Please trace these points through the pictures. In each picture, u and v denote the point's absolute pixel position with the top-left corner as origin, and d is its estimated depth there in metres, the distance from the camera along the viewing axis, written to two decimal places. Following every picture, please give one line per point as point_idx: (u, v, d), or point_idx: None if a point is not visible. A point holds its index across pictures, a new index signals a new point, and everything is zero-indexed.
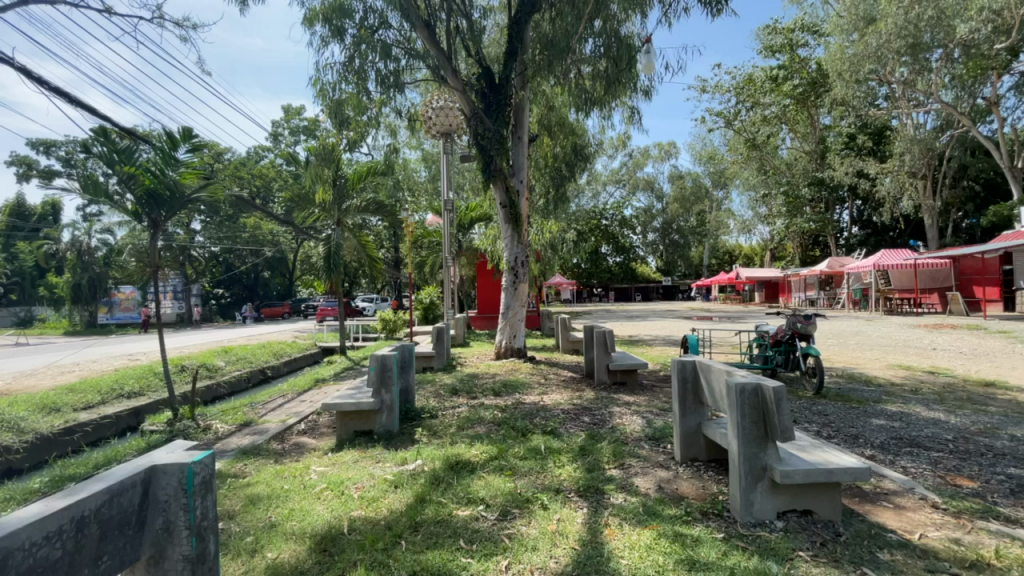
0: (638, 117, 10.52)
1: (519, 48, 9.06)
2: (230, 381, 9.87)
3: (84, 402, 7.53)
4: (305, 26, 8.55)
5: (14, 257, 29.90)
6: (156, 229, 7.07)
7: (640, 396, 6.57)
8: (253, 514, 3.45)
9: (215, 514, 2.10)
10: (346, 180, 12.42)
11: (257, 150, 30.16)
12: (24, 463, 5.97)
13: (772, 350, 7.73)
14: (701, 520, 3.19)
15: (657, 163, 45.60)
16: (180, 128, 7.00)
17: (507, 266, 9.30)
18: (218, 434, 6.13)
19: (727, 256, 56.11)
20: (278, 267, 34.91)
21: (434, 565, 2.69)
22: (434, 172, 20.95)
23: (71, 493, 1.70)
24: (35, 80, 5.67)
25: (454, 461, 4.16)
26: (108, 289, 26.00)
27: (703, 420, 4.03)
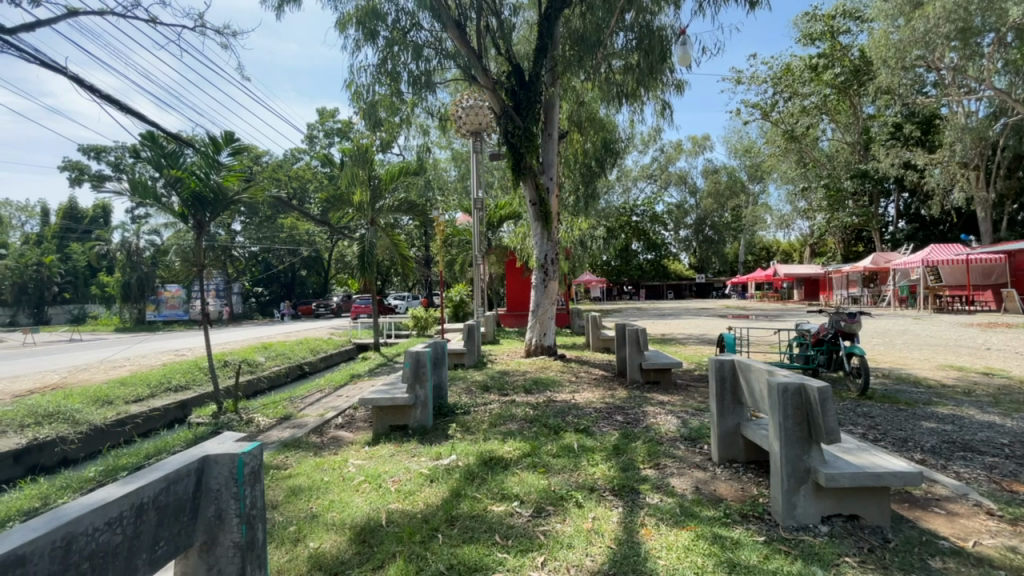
0: (670, 110, 10.35)
1: (549, 45, 9.03)
2: (270, 376, 10.22)
3: (135, 395, 7.92)
4: (339, 29, 8.75)
5: (69, 258, 31.67)
6: (201, 229, 7.37)
7: (674, 395, 6.44)
8: (295, 505, 3.56)
9: (263, 504, 2.17)
10: (379, 180, 12.68)
11: (293, 153, 31.01)
12: (79, 452, 6.40)
13: (813, 350, 7.48)
14: (741, 523, 3.10)
15: (689, 158, 44.58)
16: (222, 132, 7.27)
17: (537, 264, 9.27)
18: (260, 427, 6.34)
19: (763, 252, 54.51)
20: (314, 266, 35.90)
21: (470, 560, 2.72)
22: (464, 170, 21.14)
23: (131, 481, 1.79)
24: (88, 88, 5.98)
25: (487, 456, 4.20)
26: (155, 288, 27.33)
27: (742, 421, 3.91)
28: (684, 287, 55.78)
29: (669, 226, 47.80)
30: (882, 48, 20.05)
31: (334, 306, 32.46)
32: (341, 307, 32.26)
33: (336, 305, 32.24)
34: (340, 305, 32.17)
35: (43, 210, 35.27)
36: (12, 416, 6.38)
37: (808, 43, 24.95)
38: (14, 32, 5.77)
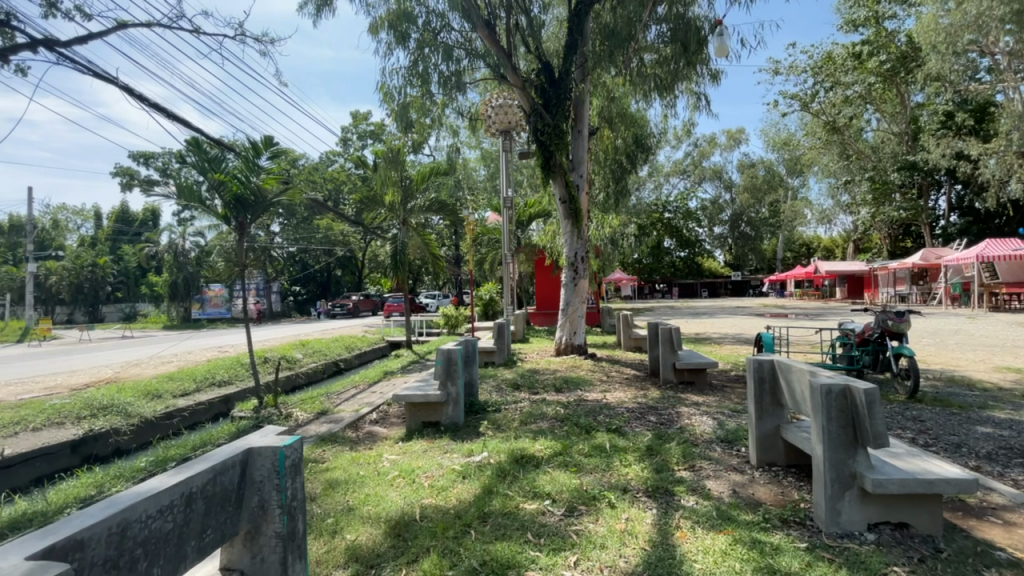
0: (705, 102, 10.13)
1: (579, 41, 8.96)
2: (307, 372, 10.54)
3: (182, 389, 8.30)
4: (372, 34, 8.92)
5: (121, 259, 33.42)
6: (242, 231, 7.65)
7: (709, 396, 6.31)
8: (332, 498, 3.66)
9: (303, 496, 2.24)
10: (411, 180, 12.87)
11: (328, 156, 31.81)
12: (132, 443, 6.77)
13: (857, 350, 7.15)
14: (781, 528, 3.00)
15: (724, 152, 43.35)
16: (262, 137, 7.51)
17: (567, 262, 9.22)
18: (298, 422, 6.55)
19: (803, 248, 52.57)
20: (348, 266, 36.79)
21: (503, 556, 2.73)
22: (493, 169, 21.27)
23: (181, 471, 1.88)
24: (138, 97, 6.29)
25: (519, 454, 4.21)
26: (200, 287, 28.62)
27: (782, 422, 3.79)
28: (719, 285, 54.30)
29: (702, 222, 46.72)
30: (930, 32, 19.05)
31: (350, 307, 31.83)
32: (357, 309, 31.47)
33: (351, 307, 31.46)
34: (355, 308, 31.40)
35: (98, 214, 37.41)
36: (71, 408, 6.79)
37: (852, 30, 23.89)
38: (70, 45, 6.13)
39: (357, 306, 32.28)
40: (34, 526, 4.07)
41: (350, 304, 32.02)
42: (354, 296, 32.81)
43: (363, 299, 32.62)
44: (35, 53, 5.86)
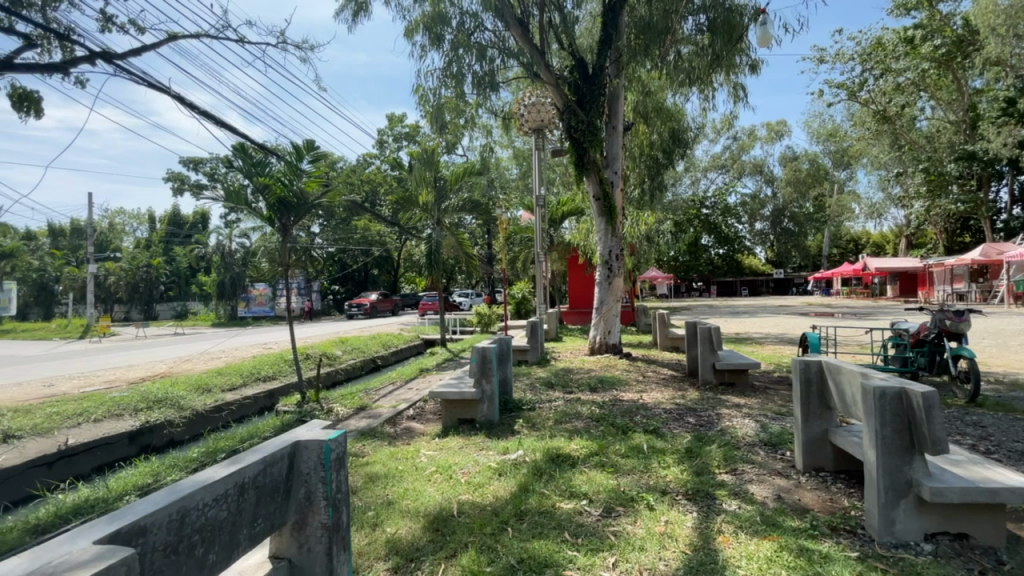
0: (744, 93, 9.81)
1: (614, 35, 8.81)
2: (347, 368, 10.86)
3: (230, 384, 8.69)
4: (407, 37, 9.07)
5: (173, 260, 35.22)
6: (286, 232, 7.93)
7: (751, 398, 6.11)
8: (372, 491, 3.76)
9: (347, 489, 2.32)
10: (445, 181, 13.02)
11: (365, 158, 32.56)
12: (184, 435, 7.16)
13: (912, 351, 6.77)
14: (830, 536, 2.88)
15: (765, 145, 41.80)
16: (304, 141, 7.77)
17: (601, 260, 9.13)
18: (339, 416, 6.76)
19: (850, 244, 50.13)
20: (385, 266, 37.54)
21: (541, 555, 2.72)
22: (526, 167, 21.33)
23: (234, 462, 1.96)
24: (188, 106, 6.61)
25: (554, 453, 4.19)
26: (246, 286, 29.90)
27: (831, 427, 3.65)
28: (759, 283, 52.50)
29: (742, 218, 45.26)
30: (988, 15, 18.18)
31: (367, 307, 30.13)
32: (373, 309, 29.79)
33: (367, 308, 29.81)
34: (372, 309, 29.69)
35: (152, 217, 39.58)
36: (129, 400, 7.21)
37: (903, 14, 22.48)
38: (126, 57, 6.51)
39: (374, 305, 30.58)
40: (97, 512, 4.38)
41: (367, 304, 30.27)
42: (372, 295, 31.17)
43: (381, 298, 30.91)
44: (95, 66, 6.26)
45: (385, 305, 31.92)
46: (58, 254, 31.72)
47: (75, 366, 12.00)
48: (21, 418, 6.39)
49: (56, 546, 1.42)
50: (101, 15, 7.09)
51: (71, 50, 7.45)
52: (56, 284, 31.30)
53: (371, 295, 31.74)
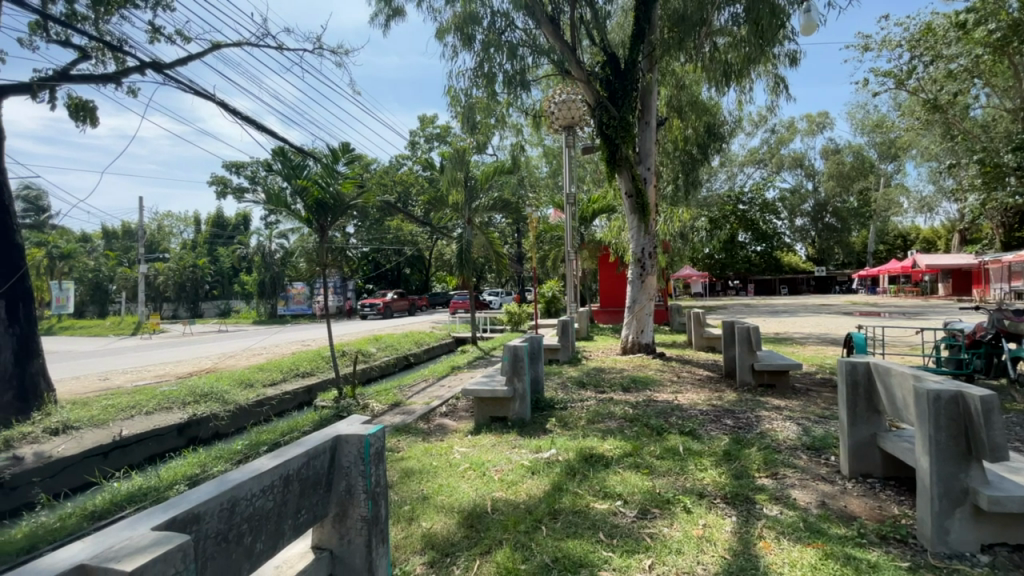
0: (784, 85, 9.50)
1: (646, 29, 8.68)
2: (381, 365, 11.11)
3: (271, 378, 9.01)
4: (439, 39, 9.18)
5: (217, 260, 36.82)
6: (323, 232, 8.15)
7: (792, 400, 5.91)
8: (408, 486, 3.82)
9: (385, 483, 2.37)
10: (475, 180, 13.11)
11: (398, 159, 33.10)
12: (228, 427, 7.48)
13: (967, 352, 6.38)
14: (879, 545, 2.75)
15: (806, 138, 40.18)
16: (340, 145, 7.98)
17: (633, 258, 9.03)
18: (375, 412, 6.93)
19: (898, 240, 47.75)
20: (417, 265, 38.10)
21: (575, 555, 2.71)
22: (556, 165, 21.24)
23: (279, 455, 2.03)
24: (231, 111, 6.89)
25: (588, 453, 4.16)
26: (285, 285, 30.92)
27: (880, 431, 3.49)
28: (799, 281, 50.69)
29: (781, 214, 43.73)
30: None
31: (380, 307, 29.09)
32: (387, 309, 28.73)
33: (381, 308, 28.81)
34: (384, 309, 28.60)
35: (197, 220, 41.36)
36: (178, 394, 7.57)
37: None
38: (174, 67, 6.86)
39: (389, 305, 29.45)
40: (150, 499, 4.64)
41: (381, 304, 29.16)
42: (388, 294, 30.06)
43: (398, 297, 29.93)
44: (146, 76, 6.62)
45: (401, 305, 30.74)
46: (112, 255, 33.59)
47: (130, 361, 12.74)
48: (81, 410, 6.81)
49: (117, 532, 1.50)
50: (150, 27, 7.49)
51: (123, 61, 7.91)
52: (110, 283, 33.13)
53: (388, 292, 30.81)
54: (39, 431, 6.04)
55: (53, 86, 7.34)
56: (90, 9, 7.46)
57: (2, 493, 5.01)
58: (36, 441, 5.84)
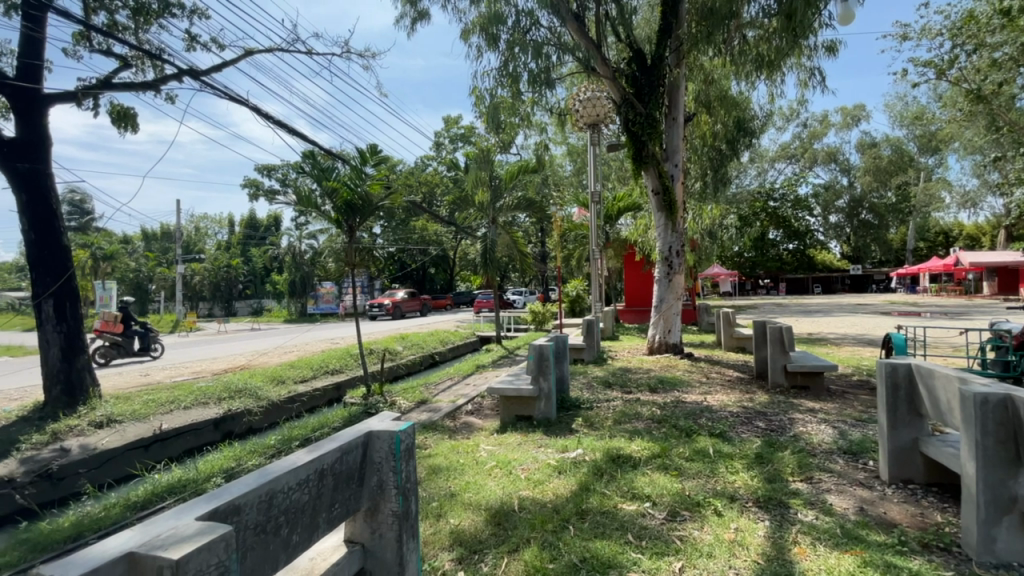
0: (818, 78, 9.22)
1: (673, 24, 8.59)
2: (407, 364, 11.26)
3: (302, 375, 9.24)
4: (464, 40, 9.24)
5: (250, 260, 37.98)
6: (352, 232, 8.29)
7: (827, 403, 5.74)
8: (435, 482, 3.87)
9: (415, 479, 2.40)
10: (500, 180, 13.14)
11: (423, 160, 33.42)
12: (261, 422, 7.73)
13: (1016, 355, 6.07)
14: (921, 553, 2.64)
15: (840, 132, 38.77)
16: (368, 147, 8.11)
17: (660, 257, 8.91)
18: (401, 409, 7.03)
19: (940, 237, 45.62)
20: (442, 264, 38.46)
21: (604, 556, 2.69)
22: (580, 163, 21.10)
23: (312, 450, 2.08)
24: (264, 116, 7.10)
25: (615, 453, 4.13)
26: (314, 285, 31.65)
27: (922, 435, 3.35)
28: (833, 280, 49.07)
29: (813, 211, 42.37)
30: None
31: (388, 307, 28.26)
32: (395, 309, 27.89)
33: (390, 308, 27.85)
34: (393, 309, 27.60)
35: (231, 221, 42.65)
36: (214, 390, 7.85)
37: None
38: (209, 73, 7.09)
39: (397, 305, 28.70)
40: (188, 492, 4.83)
41: (389, 304, 28.38)
42: (398, 294, 29.45)
43: (406, 297, 29.30)
44: (184, 83, 6.87)
45: (411, 305, 30.11)
46: (152, 256, 34.98)
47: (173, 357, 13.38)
48: (124, 404, 7.11)
49: (163, 521, 1.56)
50: (186, 35, 7.76)
51: (160, 68, 8.22)
52: (150, 283, 34.49)
53: (399, 292, 30.31)
54: (84, 424, 6.33)
55: (96, 94, 7.69)
56: (130, 20, 7.79)
57: (51, 483, 5.29)
58: (82, 433, 6.13)
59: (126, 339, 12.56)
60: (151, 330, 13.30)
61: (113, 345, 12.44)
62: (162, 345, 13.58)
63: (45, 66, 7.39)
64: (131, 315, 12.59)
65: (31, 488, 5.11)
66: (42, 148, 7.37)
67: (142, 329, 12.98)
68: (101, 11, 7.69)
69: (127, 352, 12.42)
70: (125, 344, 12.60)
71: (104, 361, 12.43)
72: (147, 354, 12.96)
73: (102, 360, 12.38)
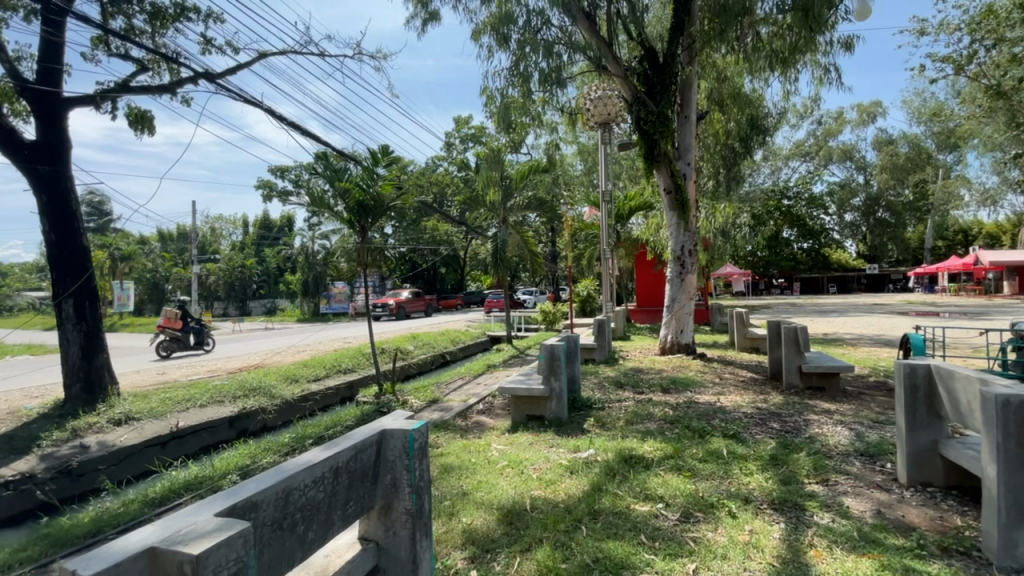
0: (834, 75, 9.09)
1: (686, 22, 8.54)
2: (419, 363, 11.32)
3: (315, 374, 9.34)
4: (475, 40, 9.26)
5: (264, 260, 38.44)
6: (364, 232, 8.35)
7: (843, 404, 5.66)
8: (447, 481, 3.89)
9: (428, 478, 2.42)
10: (511, 180, 13.13)
11: (434, 160, 33.56)
12: (275, 420, 7.82)
13: None
14: (940, 558, 2.59)
15: (856, 129, 38.15)
16: (380, 147, 8.16)
17: (672, 256, 8.85)
18: (413, 408, 7.07)
19: (959, 235, 44.69)
20: (452, 264, 38.58)
21: (617, 556, 2.68)
22: (591, 162, 21.02)
23: (328, 448, 2.10)
24: (277, 118, 7.18)
25: (627, 454, 4.11)
26: (327, 284, 31.95)
27: (941, 437, 3.29)
28: (848, 279, 48.32)
29: (828, 209, 41.75)
30: None
31: (392, 307, 28.23)
32: (399, 309, 27.81)
33: (392, 308, 27.67)
34: (396, 309, 27.53)
35: (245, 222, 43.18)
36: (230, 388, 7.96)
37: None
38: (224, 76, 7.19)
39: (401, 305, 28.61)
40: (203, 489, 4.91)
41: (393, 304, 28.29)
42: (402, 294, 29.35)
43: (410, 297, 29.21)
44: (199, 86, 6.98)
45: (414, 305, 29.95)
46: (168, 257, 35.53)
47: (195, 356, 13.72)
48: (142, 402, 7.24)
49: (184, 517, 1.59)
50: (201, 39, 7.88)
51: (176, 71, 8.35)
52: (166, 283, 35.04)
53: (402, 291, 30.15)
54: (103, 421, 6.46)
55: (114, 97, 7.83)
56: (147, 24, 7.92)
57: (70, 479, 5.42)
58: (102, 430, 6.26)
59: (185, 334, 13.65)
60: (204, 326, 14.38)
61: (173, 339, 13.46)
62: (214, 339, 14.68)
63: (64, 70, 7.55)
64: (191, 312, 13.67)
65: (51, 484, 5.23)
66: (62, 150, 7.52)
67: (197, 325, 14.07)
68: (118, 15, 7.84)
69: (186, 347, 13.49)
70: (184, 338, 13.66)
71: (164, 354, 13.41)
72: (201, 348, 14.02)
73: (163, 353, 13.39)
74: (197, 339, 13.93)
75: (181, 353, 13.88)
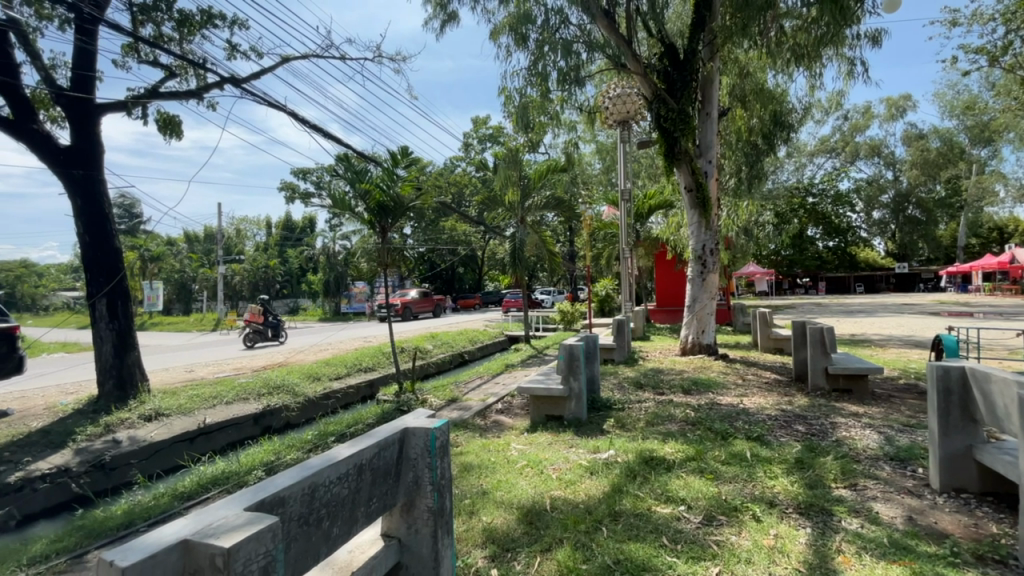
0: (860, 69, 8.86)
1: (707, 17, 8.42)
2: (437, 362, 11.40)
3: (336, 372, 9.49)
4: (494, 40, 9.29)
5: (287, 260, 39.21)
6: (384, 233, 8.45)
7: (871, 407, 5.51)
8: (467, 480, 3.91)
9: (449, 477, 2.43)
10: (529, 180, 13.13)
11: (452, 161, 33.76)
12: (298, 418, 7.98)
13: None
14: (975, 566, 2.50)
15: (884, 124, 37.04)
16: (399, 149, 8.26)
17: (693, 255, 8.74)
18: (432, 407, 7.13)
19: (994, 233, 43.04)
20: (471, 264, 38.78)
21: (638, 558, 2.66)
22: (609, 161, 20.88)
23: (351, 445, 2.13)
24: (300, 120, 7.33)
25: (648, 455, 4.07)
26: (347, 284, 32.46)
27: (976, 442, 3.18)
28: (876, 278, 46.95)
29: (855, 206, 40.66)
30: None
31: (398, 307, 28.35)
32: (405, 309, 27.89)
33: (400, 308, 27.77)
34: (402, 309, 27.65)
35: (269, 223, 44.04)
36: (254, 386, 8.13)
37: None
38: (249, 81, 7.35)
39: (408, 305, 28.71)
40: (229, 484, 5.03)
41: (399, 304, 28.45)
42: (409, 294, 29.43)
43: (418, 297, 29.27)
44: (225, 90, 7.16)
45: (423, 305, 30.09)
46: (195, 258, 36.49)
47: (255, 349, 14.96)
48: (171, 399, 7.45)
49: (213, 511, 1.63)
50: (228, 45, 8.08)
51: (203, 77, 8.58)
52: (193, 283, 35.96)
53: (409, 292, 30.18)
54: (135, 417, 6.66)
55: (144, 103, 8.07)
56: (175, 31, 8.13)
57: (103, 473, 5.60)
58: (133, 426, 6.47)
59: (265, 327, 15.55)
60: (279, 320, 16.25)
61: (256, 332, 15.36)
62: (286, 332, 16.57)
63: (97, 77, 7.80)
64: (270, 309, 15.54)
65: (85, 477, 5.41)
66: (94, 154, 7.79)
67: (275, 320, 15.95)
68: (148, 23, 8.08)
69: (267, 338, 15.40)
70: (264, 331, 15.55)
71: (248, 344, 15.30)
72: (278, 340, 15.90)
73: (247, 343, 15.28)
74: (275, 332, 15.83)
75: (260, 343, 15.79)
